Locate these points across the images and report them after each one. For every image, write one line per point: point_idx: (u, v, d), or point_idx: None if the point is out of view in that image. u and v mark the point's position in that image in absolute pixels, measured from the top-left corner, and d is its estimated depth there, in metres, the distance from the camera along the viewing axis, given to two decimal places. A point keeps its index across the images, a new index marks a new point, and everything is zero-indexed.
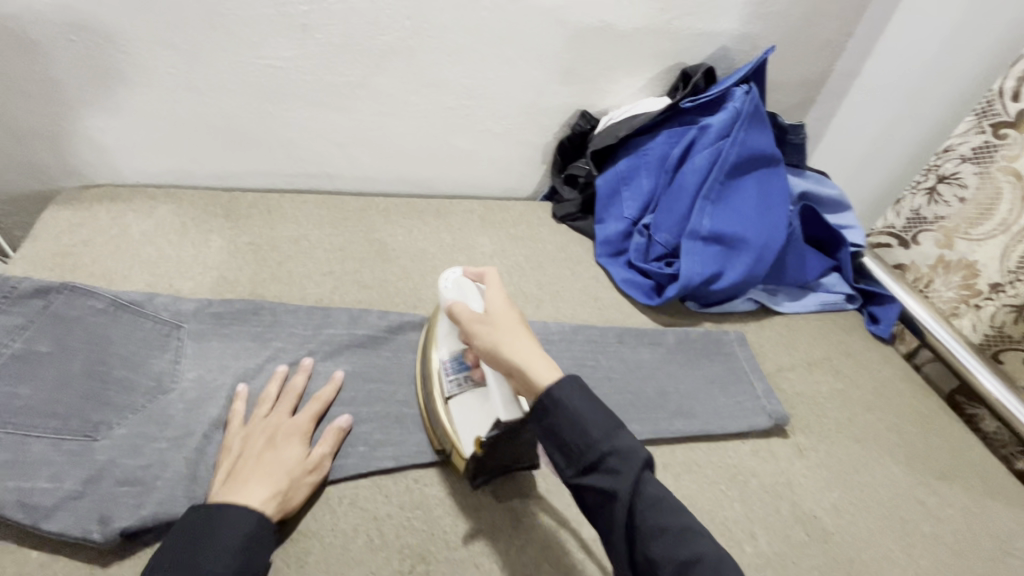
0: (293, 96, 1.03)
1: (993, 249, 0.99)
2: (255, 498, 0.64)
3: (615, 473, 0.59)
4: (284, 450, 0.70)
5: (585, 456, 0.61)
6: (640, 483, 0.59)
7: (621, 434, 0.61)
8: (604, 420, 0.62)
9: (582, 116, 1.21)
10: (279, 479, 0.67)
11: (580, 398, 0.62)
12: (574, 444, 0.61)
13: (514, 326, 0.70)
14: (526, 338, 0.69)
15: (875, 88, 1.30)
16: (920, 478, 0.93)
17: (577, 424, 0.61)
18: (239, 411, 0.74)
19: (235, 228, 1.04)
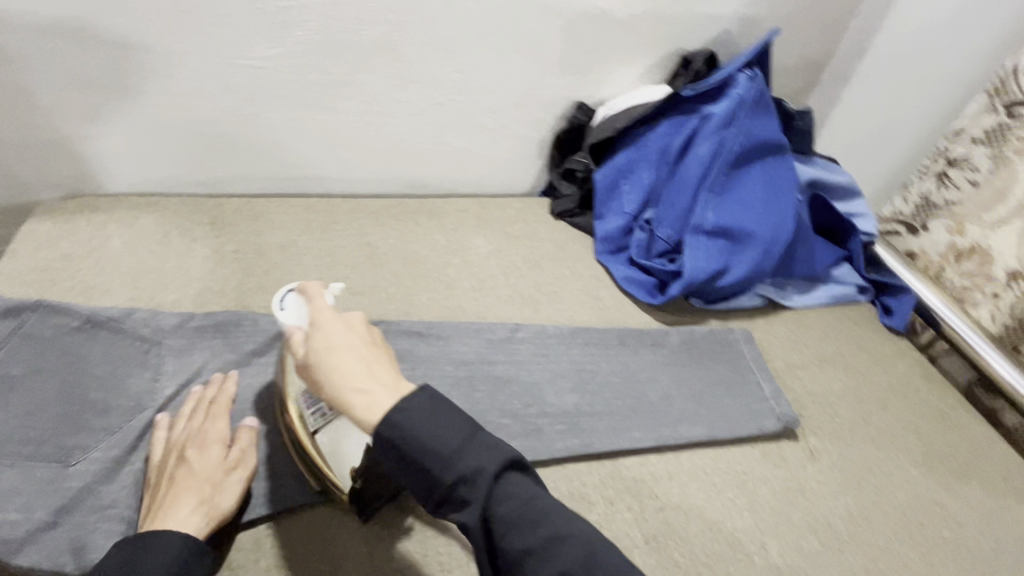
0: (275, 97, 0.99)
1: (1007, 234, 1.01)
2: (176, 518, 0.61)
3: (466, 502, 0.51)
4: (198, 457, 0.66)
5: (436, 484, 0.51)
6: (499, 501, 0.51)
7: (470, 447, 0.52)
8: (454, 426, 0.52)
9: (579, 107, 1.16)
10: (202, 489, 0.64)
11: (428, 409, 0.53)
12: (423, 473, 0.52)
13: (347, 348, 0.57)
14: (356, 358, 0.56)
15: (879, 72, 1.23)
16: (938, 479, 0.89)
17: (422, 445, 0.51)
18: (158, 434, 0.70)
19: (220, 236, 1.00)
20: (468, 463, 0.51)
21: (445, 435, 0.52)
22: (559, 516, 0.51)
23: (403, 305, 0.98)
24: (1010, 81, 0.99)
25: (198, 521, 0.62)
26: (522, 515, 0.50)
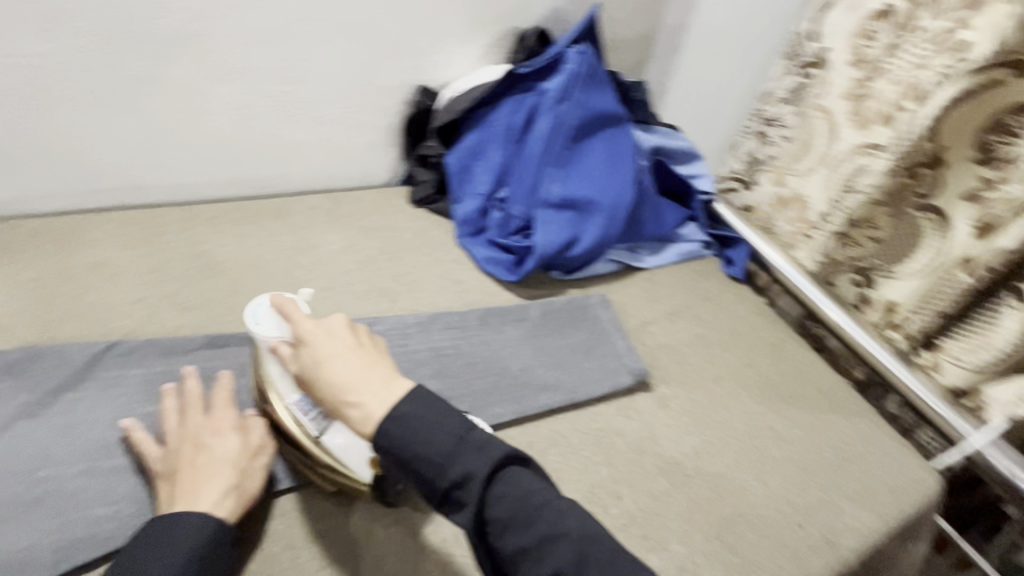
0: (61, 100, 0.87)
1: (816, 181, 1.12)
2: (207, 502, 0.62)
3: (462, 503, 0.54)
4: (218, 442, 0.66)
5: (436, 486, 0.54)
6: (493, 501, 0.54)
7: (466, 449, 0.54)
8: (444, 429, 0.55)
9: (423, 91, 1.13)
10: (226, 473, 0.64)
11: (411, 419, 0.55)
12: (425, 476, 0.54)
13: (334, 358, 0.59)
14: (348, 365, 0.59)
15: (704, 37, 1.31)
16: (771, 405, 0.99)
17: (410, 451, 0.54)
18: (143, 439, 0.68)
19: (17, 267, 0.89)
20: (464, 466, 0.54)
21: (431, 438, 0.54)
22: (551, 511, 0.54)
23: (247, 315, 0.92)
24: (803, 44, 1.11)
25: (232, 502, 0.63)
26: (516, 512, 0.53)
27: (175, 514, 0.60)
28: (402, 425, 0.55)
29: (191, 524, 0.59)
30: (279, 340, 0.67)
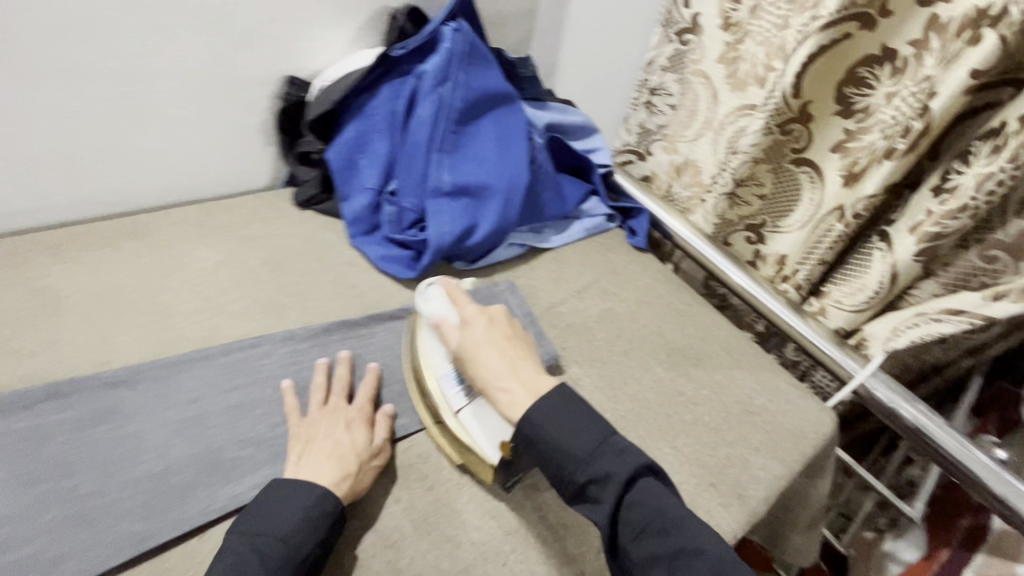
0: None
1: None
2: (315, 475, 0.50)
3: (597, 503, 0.45)
4: (343, 431, 0.53)
5: (568, 480, 0.46)
6: (631, 494, 0.45)
7: (612, 457, 0.46)
8: (675, 506, 0.45)
9: None
10: (342, 454, 0.52)
11: (654, 487, 0.45)
12: (559, 473, 0.47)
13: (480, 347, 0.53)
14: (496, 354, 0.52)
15: None
16: None
17: (556, 460, 0.47)
18: (342, 379, 0.59)
19: None
20: (640, 494, 0.45)
21: (581, 438, 0.47)
22: (680, 523, 0.44)
23: None
24: None
25: (346, 482, 0.50)
26: (655, 527, 0.44)
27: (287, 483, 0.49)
28: (650, 488, 0.45)
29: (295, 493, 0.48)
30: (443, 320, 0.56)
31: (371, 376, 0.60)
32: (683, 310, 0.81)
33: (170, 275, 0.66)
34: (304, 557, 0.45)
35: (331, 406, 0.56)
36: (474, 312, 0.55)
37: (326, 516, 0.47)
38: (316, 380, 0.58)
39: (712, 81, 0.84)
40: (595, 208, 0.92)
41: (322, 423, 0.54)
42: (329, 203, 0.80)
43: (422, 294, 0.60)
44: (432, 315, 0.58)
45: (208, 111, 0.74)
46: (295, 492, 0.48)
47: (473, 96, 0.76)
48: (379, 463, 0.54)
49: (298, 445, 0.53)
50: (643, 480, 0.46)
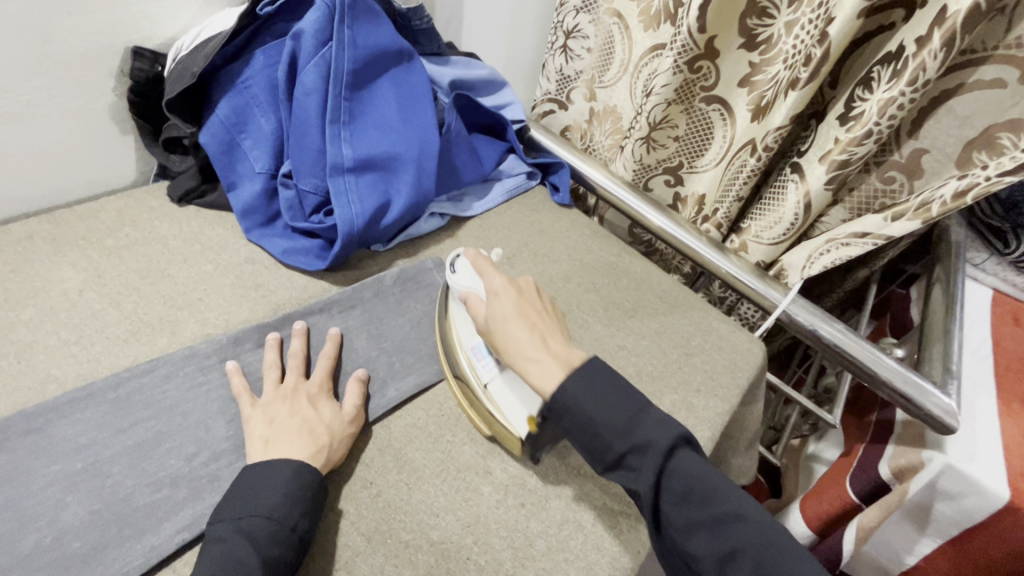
0: None
1: None
2: (288, 452, 0.47)
3: (635, 471, 0.45)
4: (310, 407, 0.51)
5: (606, 449, 0.45)
6: (673, 464, 0.44)
7: (644, 422, 0.46)
8: (713, 476, 0.44)
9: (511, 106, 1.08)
10: (314, 428, 0.49)
11: (692, 458, 0.45)
12: (600, 444, 0.46)
13: (508, 319, 0.52)
14: (525, 326, 0.51)
15: None
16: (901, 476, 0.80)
17: (590, 432, 0.46)
18: (299, 351, 0.56)
19: None
20: (680, 466, 0.44)
21: (612, 413, 0.46)
22: (726, 492, 0.44)
23: None
24: None
25: (321, 455, 0.48)
26: (695, 494, 0.43)
27: (262, 463, 0.46)
28: (690, 462, 0.45)
29: (275, 472, 0.45)
30: (473, 296, 0.55)
31: (330, 344, 0.58)
32: (615, 263, 0.80)
33: (22, 305, 0.55)
34: (293, 529, 0.43)
35: (289, 385, 0.53)
36: (503, 285, 0.54)
37: (308, 486, 0.45)
38: (268, 358, 0.55)
39: (627, 19, 0.80)
40: (513, 167, 0.88)
41: (281, 404, 0.51)
42: (213, 193, 0.69)
43: (450, 268, 0.58)
44: (458, 288, 0.56)
45: (41, 98, 0.60)
46: (272, 471, 0.45)
47: (364, 55, 0.67)
48: (355, 428, 0.52)
49: (259, 426, 0.49)
50: (680, 452, 0.45)
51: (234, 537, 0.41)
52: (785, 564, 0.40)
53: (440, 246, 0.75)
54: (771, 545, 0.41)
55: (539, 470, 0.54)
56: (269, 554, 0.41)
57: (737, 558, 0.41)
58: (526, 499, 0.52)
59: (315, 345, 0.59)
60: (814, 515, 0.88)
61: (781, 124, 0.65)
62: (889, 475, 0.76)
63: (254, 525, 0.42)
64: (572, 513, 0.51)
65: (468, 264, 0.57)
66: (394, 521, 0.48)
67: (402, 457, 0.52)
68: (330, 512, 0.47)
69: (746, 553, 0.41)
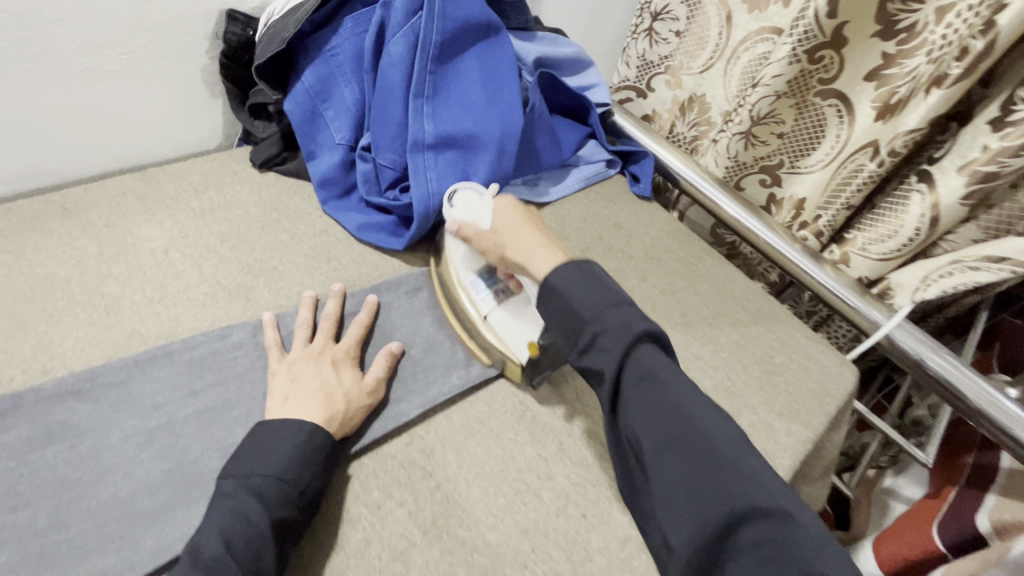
0: None
1: None
2: (302, 413, 0.46)
3: (604, 354, 0.45)
4: (332, 369, 0.50)
5: (581, 329, 0.47)
6: (636, 359, 0.44)
7: (617, 311, 0.46)
8: (675, 375, 0.44)
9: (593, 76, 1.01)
10: (327, 387, 0.49)
11: (658, 356, 0.45)
12: (574, 323, 0.47)
13: (514, 227, 0.56)
14: (531, 230, 0.56)
15: None
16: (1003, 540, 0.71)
17: (569, 313, 0.48)
18: (331, 312, 0.56)
19: None
20: (643, 357, 0.44)
21: (591, 298, 0.47)
22: (685, 388, 0.44)
23: None
24: None
25: (327, 412, 0.47)
26: (654, 382, 0.43)
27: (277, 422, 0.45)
28: (655, 359, 0.45)
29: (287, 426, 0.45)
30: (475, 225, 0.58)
31: (365, 312, 0.57)
32: (695, 265, 0.74)
33: (114, 260, 0.57)
34: (303, 493, 0.42)
35: (317, 345, 0.52)
36: (503, 206, 0.59)
37: (318, 450, 0.44)
38: (301, 315, 0.55)
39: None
40: (593, 153, 0.83)
41: (306, 363, 0.50)
42: (293, 162, 0.69)
43: (449, 202, 0.62)
44: (455, 222, 0.60)
45: (139, 57, 0.61)
46: (282, 429, 0.44)
47: (455, 26, 0.65)
48: (373, 400, 0.50)
49: (283, 383, 0.49)
50: (644, 346, 0.45)
51: (242, 495, 0.41)
52: (727, 461, 0.40)
53: None
54: (717, 444, 0.41)
55: (602, 482, 0.51)
56: (276, 516, 0.41)
57: (679, 442, 0.41)
58: (587, 509, 0.49)
59: (349, 310, 0.58)
60: (888, 557, 0.80)
61: (916, 126, 0.57)
62: (987, 527, 0.69)
63: (263, 485, 0.41)
64: (635, 533, 0.48)
65: (466, 198, 0.61)
66: (450, 518, 0.46)
67: (461, 451, 0.50)
68: (384, 498, 0.46)
69: (689, 444, 0.41)
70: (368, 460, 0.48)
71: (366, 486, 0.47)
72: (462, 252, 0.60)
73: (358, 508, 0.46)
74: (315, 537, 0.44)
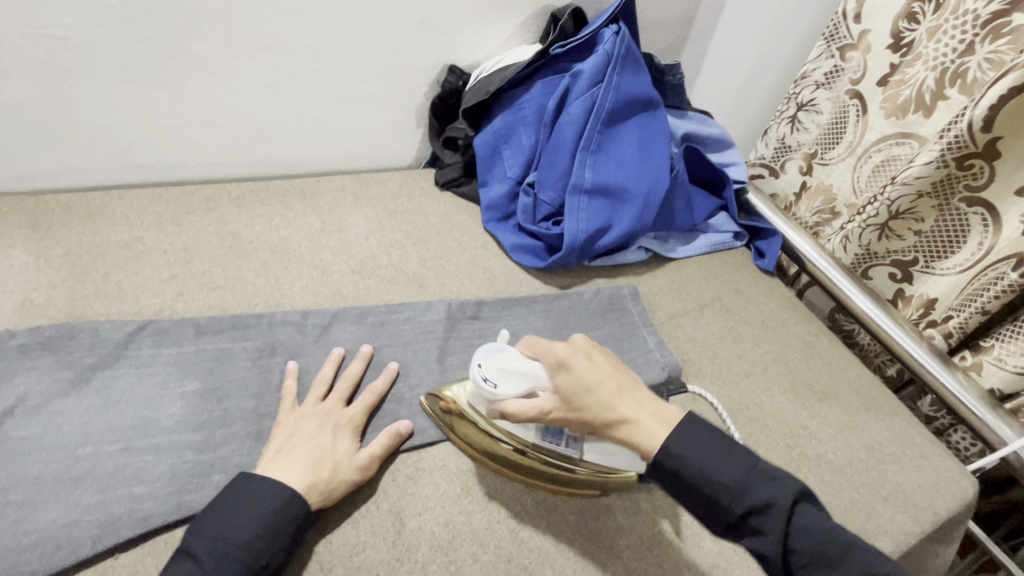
0: None
1: None
2: (282, 473, 0.47)
3: (761, 534, 0.42)
4: (326, 441, 0.50)
5: (728, 517, 0.43)
6: (792, 531, 0.42)
7: (756, 481, 0.43)
8: (831, 523, 0.42)
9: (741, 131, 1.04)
10: (315, 459, 0.48)
11: (809, 509, 0.42)
12: (717, 511, 0.43)
13: (598, 388, 0.46)
14: (615, 388, 0.46)
15: None
16: None
17: (706, 496, 0.43)
18: (351, 372, 0.56)
19: None
20: (806, 522, 0.42)
21: (730, 470, 0.43)
22: (839, 529, 0.42)
23: None
24: None
25: (308, 486, 0.46)
26: (828, 550, 0.41)
27: (254, 482, 0.46)
28: (809, 514, 0.42)
29: (261, 494, 0.45)
30: (539, 392, 0.48)
31: (383, 378, 0.57)
32: (811, 343, 0.77)
33: (331, 236, 0.73)
34: (265, 564, 0.42)
35: (326, 405, 0.53)
36: (570, 361, 0.47)
37: (289, 520, 0.44)
38: (323, 372, 0.56)
39: (867, 104, 0.77)
40: (723, 223, 0.90)
41: (311, 421, 0.51)
42: (468, 187, 0.84)
43: (490, 386, 0.49)
44: (506, 401, 0.49)
45: (382, 91, 0.79)
46: (260, 492, 0.45)
47: (625, 99, 0.76)
48: (360, 477, 0.49)
49: (282, 436, 0.50)
50: (799, 506, 0.42)
51: (206, 561, 0.41)
52: None
53: (640, 278, 0.80)
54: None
55: None
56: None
57: None
58: (681, 529, 0.53)
59: (401, 330, 0.63)
60: None
61: None
62: None
63: (226, 549, 0.42)
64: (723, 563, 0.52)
65: (502, 367, 0.50)
66: (559, 499, 0.53)
67: None
68: None
69: None
70: None
71: None
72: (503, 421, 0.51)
73: (486, 467, 0.54)
74: (449, 481, 0.52)
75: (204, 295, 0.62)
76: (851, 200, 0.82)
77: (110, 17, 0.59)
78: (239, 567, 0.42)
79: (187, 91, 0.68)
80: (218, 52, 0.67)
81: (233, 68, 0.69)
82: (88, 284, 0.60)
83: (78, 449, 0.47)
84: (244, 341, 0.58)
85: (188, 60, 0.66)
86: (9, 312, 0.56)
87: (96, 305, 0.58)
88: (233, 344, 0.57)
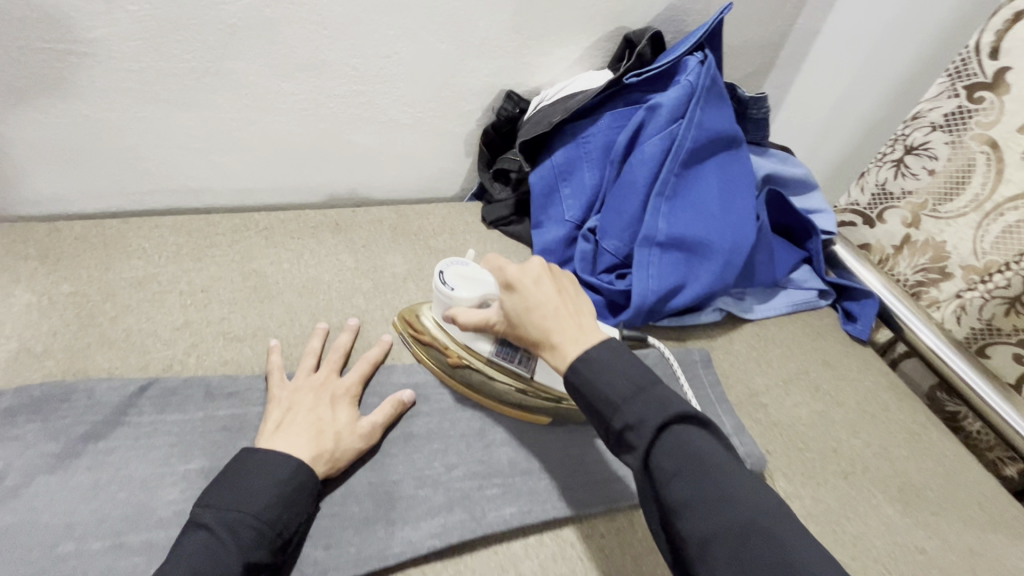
0: None
1: None
2: (283, 443, 0.45)
3: (632, 447, 0.41)
4: (319, 404, 0.49)
5: (605, 425, 0.42)
6: (661, 448, 0.40)
7: (641, 396, 0.42)
8: (714, 459, 0.39)
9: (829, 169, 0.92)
10: (310, 422, 0.47)
11: (691, 437, 0.40)
12: (596, 417, 0.43)
13: (536, 305, 0.48)
14: (551, 306, 0.48)
15: None
16: None
17: (593, 405, 0.43)
18: (341, 343, 0.56)
19: None
20: (679, 439, 0.40)
21: (620, 384, 0.42)
22: (723, 466, 0.39)
23: None
24: None
25: (310, 453, 0.45)
26: (697, 467, 0.39)
27: (256, 454, 0.43)
28: (684, 439, 0.40)
29: (268, 463, 0.43)
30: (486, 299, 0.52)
31: (376, 350, 0.56)
32: (917, 434, 0.65)
33: (366, 277, 0.65)
34: (279, 534, 0.40)
35: (320, 377, 0.52)
36: (515, 276, 0.49)
37: (299, 488, 0.42)
38: (312, 344, 0.55)
39: (1003, 153, 0.65)
40: (806, 278, 0.78)
41: (307, 394, 0.50)
42: (518, 226, 0.75)
43: (446, 288, 0.54)
44: (457, 306, 0.53)
45: (430, 116, 0.71)
46: (266, 463, 0.43)
47: (708, 136, 0.66)
48: (363, 446, 0.48)
49: (280, 411, 0.48)
50: (678, 430, 0.41)
51: (218, 531, 0.39)
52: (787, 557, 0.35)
53: (712, 342, 0.70)
54: (780, 527, 0.36)
55: None
56: (250, 558, 0.38)
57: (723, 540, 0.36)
58: None
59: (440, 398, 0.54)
60: None
61: None
62: None
63: (239, 521, 0.39)
64: None
65: (461, 278, 0.54)
66: None
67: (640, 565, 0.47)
68: None
69: (737, 541, 0.36)
70: (549, 540, 0.47)
71: (545, 567, 0.45)
72: (461, 334, 0.55)
73: None
74: None
75: (220, 347, 0.54)
76: (967, 261, 0.70)
77: (139, 33, 0.53)
78: (252, 539, 0.39)
79: (220, 113, 0.61)
80: (256, 71, 0.60)
81: (270, 89, 0.62)
82: (95, 330, 0.53)
83: (57, 547, 0.39)
84: (260, 406, 0.50)
85: (222, 80, 0.59)
86: (4, 362, 0.50)
87: (100, 357, 0.51)
88: (248, 410, 0.49)
